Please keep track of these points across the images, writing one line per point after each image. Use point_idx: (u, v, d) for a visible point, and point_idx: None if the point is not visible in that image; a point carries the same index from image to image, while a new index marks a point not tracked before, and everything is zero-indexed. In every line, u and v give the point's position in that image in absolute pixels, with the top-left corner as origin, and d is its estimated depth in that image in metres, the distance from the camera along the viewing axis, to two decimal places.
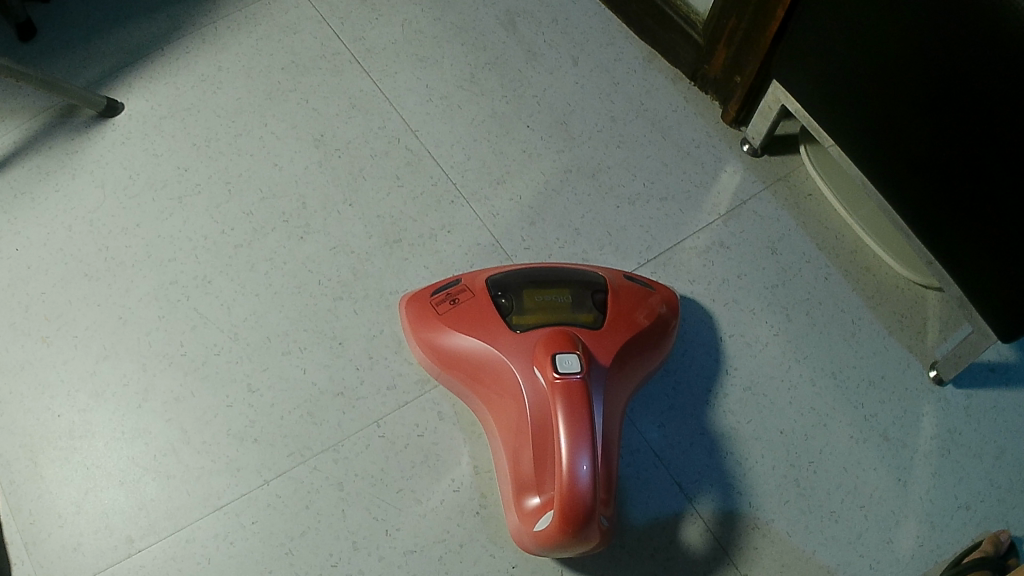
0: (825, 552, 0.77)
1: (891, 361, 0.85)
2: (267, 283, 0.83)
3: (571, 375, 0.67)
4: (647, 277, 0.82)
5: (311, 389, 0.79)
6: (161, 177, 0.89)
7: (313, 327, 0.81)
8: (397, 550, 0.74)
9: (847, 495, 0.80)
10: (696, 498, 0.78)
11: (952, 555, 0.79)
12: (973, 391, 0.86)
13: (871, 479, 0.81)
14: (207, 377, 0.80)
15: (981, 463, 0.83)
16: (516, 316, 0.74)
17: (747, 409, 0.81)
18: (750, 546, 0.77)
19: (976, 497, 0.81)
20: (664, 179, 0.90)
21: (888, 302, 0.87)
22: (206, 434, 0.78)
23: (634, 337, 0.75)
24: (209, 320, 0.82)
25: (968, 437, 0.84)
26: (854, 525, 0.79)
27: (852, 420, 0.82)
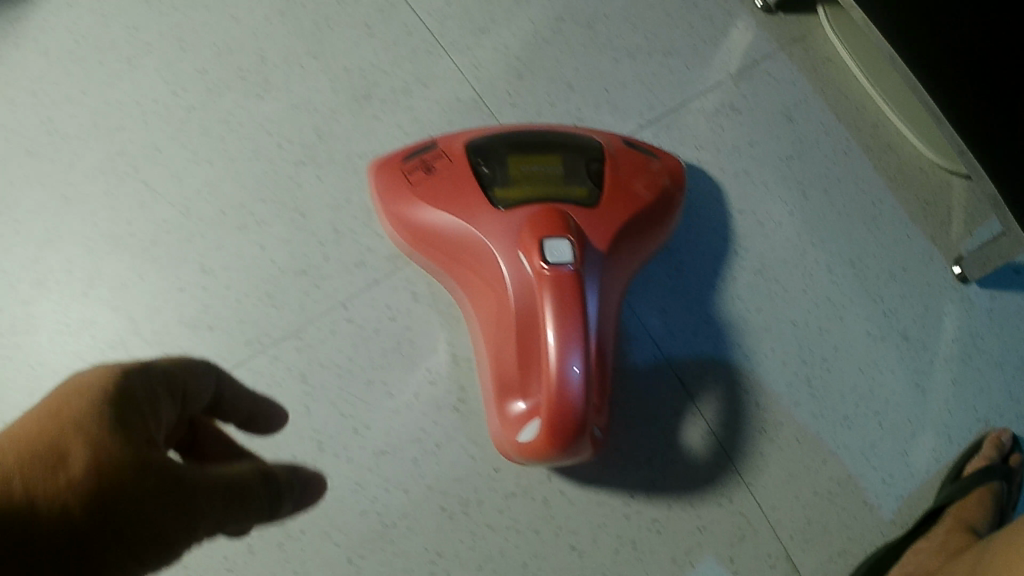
0: (838, 463, 0.73)
1: (915, 251, 0.78)
2: (223, 147, 0.75)
3: (560, 258, 0.59)
4: (645, 143, 0.73)
5: (270, 268, 0.71)
6: (109, 38, 0.79)
7: (274, 197, 0.73)
8: (367, 450, 0.68)
9: (862, 400, 0.74)
10: (698, 397, 0.71)
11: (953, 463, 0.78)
12: (997, 293, 0.83)
13: (889, 384, 0.75)
14: (157, 260, 0.72)
15: (1003, 372, 0.81)
16: (499, 190, 0.66)
17: (757, 296, 0.74)
18: (755, 453, 0.71)
19: (996, 411, 0.80)
20: (668, 34, 0.81)
21: (911, 185, 0.79)
22: (157, 321, 0.70)
23: (632, 216, 0.67)
24: (158, 194, 0.74)
25: (989, 343, 0.81)
26: (868, 436, 0.74)
27: (870, 316, 0.75)
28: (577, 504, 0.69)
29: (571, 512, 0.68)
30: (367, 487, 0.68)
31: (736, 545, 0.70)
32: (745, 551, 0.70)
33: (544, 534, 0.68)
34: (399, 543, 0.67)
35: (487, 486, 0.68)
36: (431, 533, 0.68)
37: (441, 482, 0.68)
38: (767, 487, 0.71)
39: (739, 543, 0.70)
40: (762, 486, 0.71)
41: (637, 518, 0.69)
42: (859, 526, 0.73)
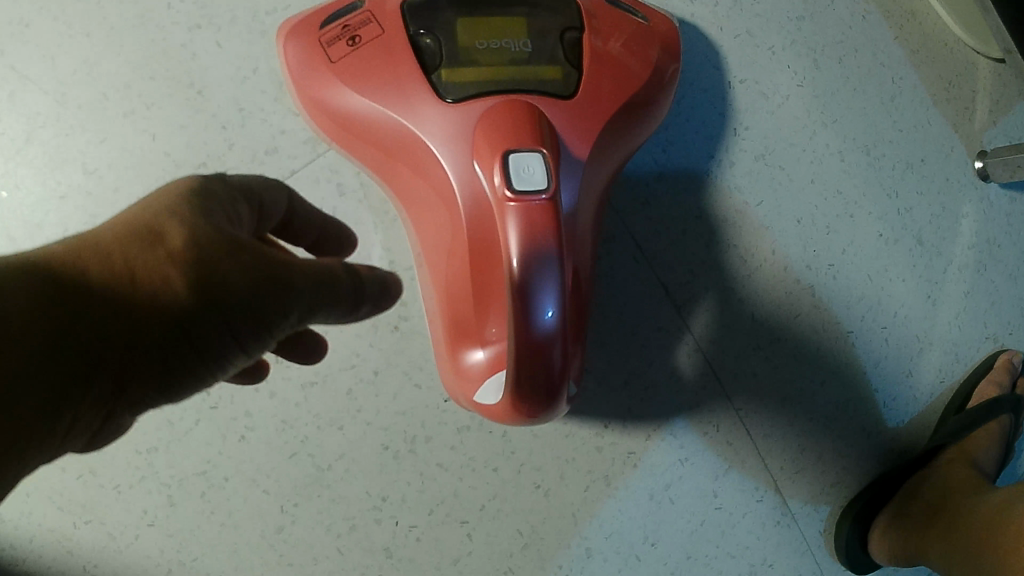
0: (836, 384, 0.64)
1: (934, 141, 0.71)
2: (102, 15, 0.60)
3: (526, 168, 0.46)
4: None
5: (165, 162, 0.58)
6: None
7: (164, 72, 0.59)
8: (293, 384, 0.61)
9: (869, 311, 0.66)
10: (686, 307, 0.61)
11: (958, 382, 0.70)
12: (1019, 196, 0.73)
13: (897, 294, 0.67)
14: (32, 161, 0.57)
15: (1017, 286, 0.73)
16: (449, 70, 0.54)
17: (757, 185, 0.63)
18: (749, 373, 0.62)
19: (1007, 330, 0.73)
20: None
21: (934, 59, 0.72)
22: (37, 241, 0.57)
23: (613, 106, 0.55)
24: (28, 79, 0.58)
25: (1006, 253, 0.73)
26: (872, 352, 0.66)
27: (884, 214, 0.67)
28: (540, 437, 0.60)
29: (534, 447, 0.60)
30: (295, 426, 0.61)
31: (719, 479, 0.62)
32: (727, 485, 0.62)
33: (504, 472, 0.60)
34: (336, 489, 0.61)
35: (437, 420, 0.61)
36: (372, 474, 0.61)
37: (383, 416, 0.61)
38: (758, 413, 0.62)
39: (722, 477, 0.62)
40: (754, 412, 0.62)
41: (611, 451, 0.60)
42: (853, 452, 0.65)
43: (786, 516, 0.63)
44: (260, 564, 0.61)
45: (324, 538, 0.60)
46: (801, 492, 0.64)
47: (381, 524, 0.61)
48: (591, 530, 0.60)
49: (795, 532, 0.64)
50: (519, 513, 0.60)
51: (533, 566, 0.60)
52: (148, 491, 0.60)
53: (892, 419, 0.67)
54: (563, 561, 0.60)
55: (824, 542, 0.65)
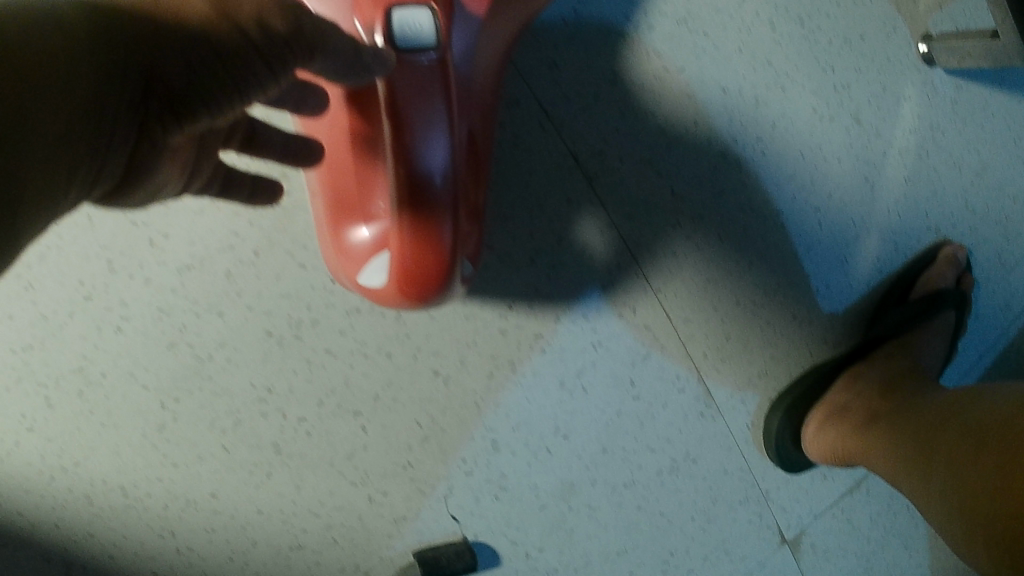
0: (763, 266, 0.60)
1: (877, 15, 0.64)
2: None
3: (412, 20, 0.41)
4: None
5: None
6: None
7: None
8: (167, 268, 0.53)
9: (799, 191, 0.62)
10: (598, 179, 0.56)
11: (892, 276, 0.67)
12: (966, 83, 0.67)
13: (832, 174, 0.63)
14: None
15: (960, 177, 0.68)
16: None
17: (680, 50, 0.57)
18: (667, 252, 0.58)
19: (949, 220, 0.69)
20: None
21: None
22: None
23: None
24: None
25: (949, 139, 0.68)
26: (807, 235, 0.62)
27: (818, 88, 0.62)
28: (438, 320, 0.54)
29: (431, 331, 0.55)
30: (173, 314, 0.54)
31: (637, 366, 0.57)
32: (647, 373, 0.58)
33: (398, 358, 0.55)
34: (216, 381, 0.56)
35: (325, 303, 0.55)
36: (256, 362, 0.55)
37: (266, 300, 0.54)
38: (678, 296, 0.58)
39: (641, 363, 0.57)
40: (674, 294, 0.58)
41: (516, 335, 0.56)
42: (782, 340, 0.62)
43: (711, 408, 0.59)
44: (143, 466, 0.56)
45: (209, 437, 0.56)
46: (726, 382, 0.60)
47: (268, 419, 0.56)
48: (497, 420, 0.56)
49: (722, 425, 0.60)
50: (418, 402, 0.56)
51: (435, 460, 0.56)
52: (24, 391, 0.53)
53: (830, 307, 0.63)
54: (466, 453, 0.56)
55: (753, 437, 0.61)
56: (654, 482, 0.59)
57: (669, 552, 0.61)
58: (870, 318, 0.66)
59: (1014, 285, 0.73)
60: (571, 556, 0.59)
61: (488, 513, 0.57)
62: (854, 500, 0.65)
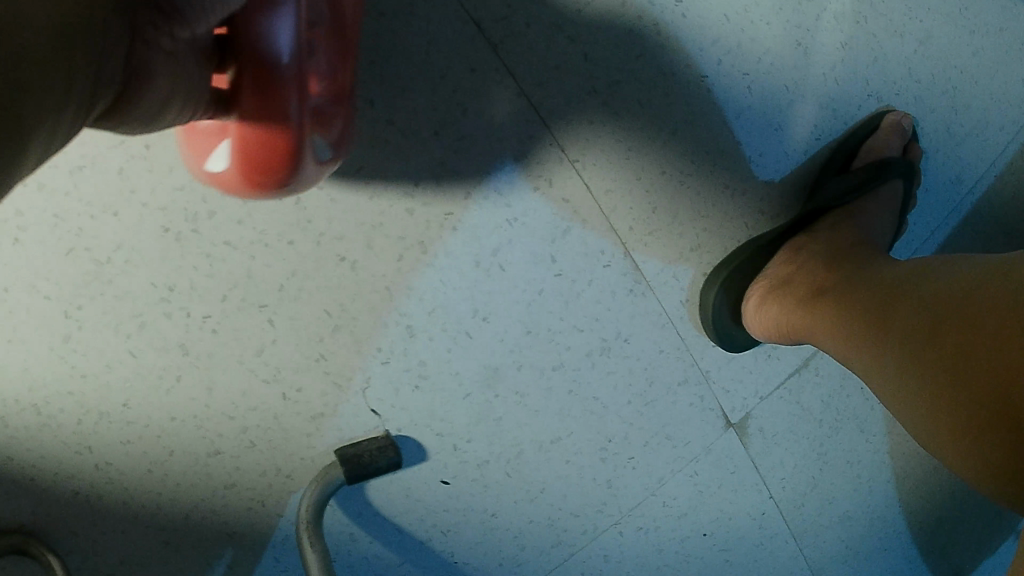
0: (689, 134, 0.57)
1: None
2: None
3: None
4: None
5: None
6: None
7: None
8: (56, 169, 0.48)
9: (725, 57, 0.57)
10: (503, 46, 0.51)
11: (834, 146, 0.64)
12: None
13: (761, 39, 0.58)
14: None
15: (902, 46, 0.64)
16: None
17: None
18: (582, 120, 0.54)
19: (892, 91, 0.65)
20: None
21: None
22: None
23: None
24: None
25: (889, 4, 0.62)
26: (733, 103, 0.58)
27: None
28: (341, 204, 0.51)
29: (333, 214, 0.51)
30: (67, 219, 0.49)
31: (557, 241, 0.55)
32: (567, 249, 0.56)
33: (301, 246, 0.52)
34: (118, 285, 0.51)
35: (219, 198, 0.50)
36: (155, 261, 0.51)
37: (162, 198, 0.50)
38: (599, 166, 0.55)
39: (561, 238, 0.55)
40: (593, 164, 0.55)
41: (425, 214, 0.53)
42: (713, 213, 0.59)
43: (641, 284, 0.58)
44: (52, 380, 0.53)
45: (113, 341, 0.53)
46: (653, 258, 0.58)
47: (172, 318, 0.53)
48: (411, 305, 0.55)
49: (654, 302, 0.59)
50: (325, 291, 0.53)
51: (350, 351, 0.55)
52: None
53: (765, 176, 0.60)
54: (381, 343, 0.55)
55: (687, 312, 0.60)
56: (582, 363, 0.59)
57: (607, 436, 0.62)
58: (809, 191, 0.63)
59: (966, 158, 0.70)
60: (502, 446, 0.60)
61: (411, 406, 0.57)
62: (801, 381, 0.65)
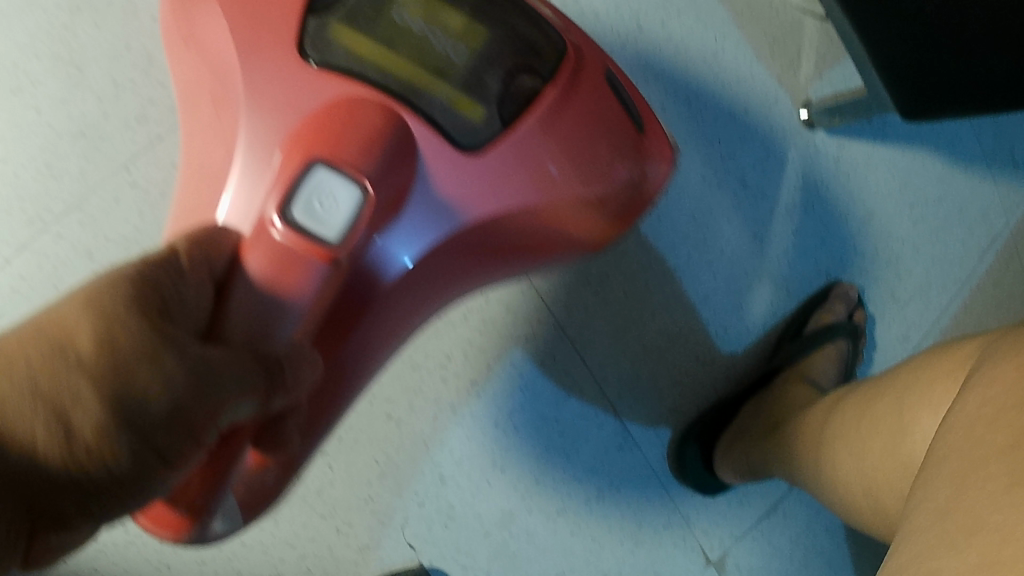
0: (668, 316, 0.71)
1: (757, 92, 0.77)
2: None
3: (332, 198, 0.40)
4: (633, 88, 0.58)
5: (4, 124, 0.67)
6: None
7: None
8: None
9: (695, 248, 0.73)
10: None
11: (791, 315, 0.77)
12: (845, 140, 0.80)
13: (724, 235, 0.74)
14: None
15: (847, 224, 0.79)
16: (336, 21, 0.51)
17: None
18: (578, 304, 0.69)
19: (840, 265, 0.79)
20: None
21: (756, 19, 0.78)
22: None
23: (586, 172, 0.52)
24: None
25: (837, 190, 0.79)
26: (703, 286, 0.73)
27: (707, 159, 0.75)
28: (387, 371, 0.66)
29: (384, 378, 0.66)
30: None
31: (559, 406, 0.68)
32: (568, 410, 0.69)
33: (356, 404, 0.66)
34: None
35: None
36: None
37: None
38: (593, 344, 0.69)
39: (562, 403, 0.69)
40: (588, 343, 0.69)
41: (456, 382, 0.67)
42: (690, 378, 0.72)
43: (627, 438, 0.70)
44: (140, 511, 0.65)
45: None
46: (640, 417, 0.71)
47: None
48: (441, 456, 0.67)
49: (638, 454, 0.71)
50: (375, 442, 0.66)
51: (393, 493, 0.67)
52: None
53: (731, 344, 0.74)
54: (417, 488, 0.67)
55: (668, 464, 0.72)
56: (582, 509, 0.70)
57: (603, 570, 0.71)
58: (774, 349, 0.76)
59: (909, 320, 0.82)
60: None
61: (439, 542, 0.67)
62: (772, 523, 0.75)
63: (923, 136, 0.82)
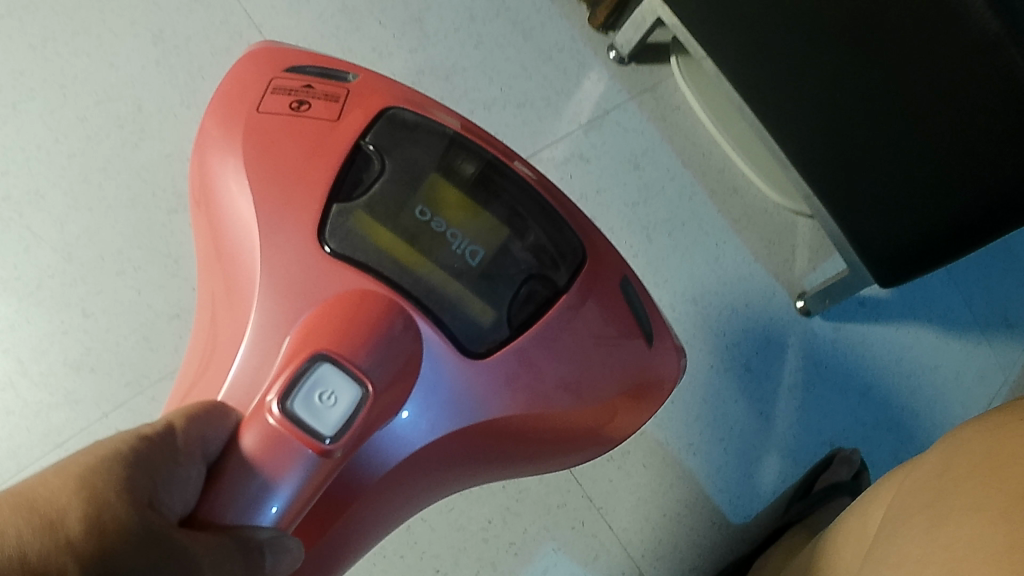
0: (683, 482, 0.91)
1: (758, 290, 1.04)
2: (103, 197, 1.02)
3: (329, 396, 0.49)
4: (648, 297, 0.67)
5: (148, 312, 0.99)
6: (64, 120, 1.03)
7: (150, 248, 1.01)
8: None
9: (707, 428, 0.94)
10: None
11: (803, 477, 0.97)
12: (841, 325, 1.03)
13: (732, 413, 0.96)
14: (42, 301, 0.97)
15: (848, 397, 1.01)
16: (359, 211, 0.60)
17: None
18: (603, 479, 0.88)
19: (840, 434, 0.99)
20: (525, 86, 1.13)
21: (752, 229, 1.12)
22: (42, 363, 0.95)
23: (571, 379, 0.62)
24: (43, 240, 0.99)
25: (834, 369, 1.01)
26: (715, 458, 0.93)
27: (713, 352, 0.97)
28: (436, 531, 0.82)
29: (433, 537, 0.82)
30: None
31: (588, 564, 0.85)
32: (596, 568, 0.86)
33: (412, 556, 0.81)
34: None
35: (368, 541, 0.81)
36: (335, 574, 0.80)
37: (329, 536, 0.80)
38: (617, 511, 0.87)
39: (591, 563, 0.85)
40: (613, 510, 0.87)
41: (495, 541, 0.83)
42: (710, 532, 0.91)
43: None
44: None
45: None
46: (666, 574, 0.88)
47: None
48: None
49: None
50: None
51: None
52: None
53: (751, 503, 0.94)
54: None
55: None
56: None
57: None
58: (791, 508, 0.94)
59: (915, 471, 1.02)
60: None
61: None
62: None
63: (913, 313, 1.06)
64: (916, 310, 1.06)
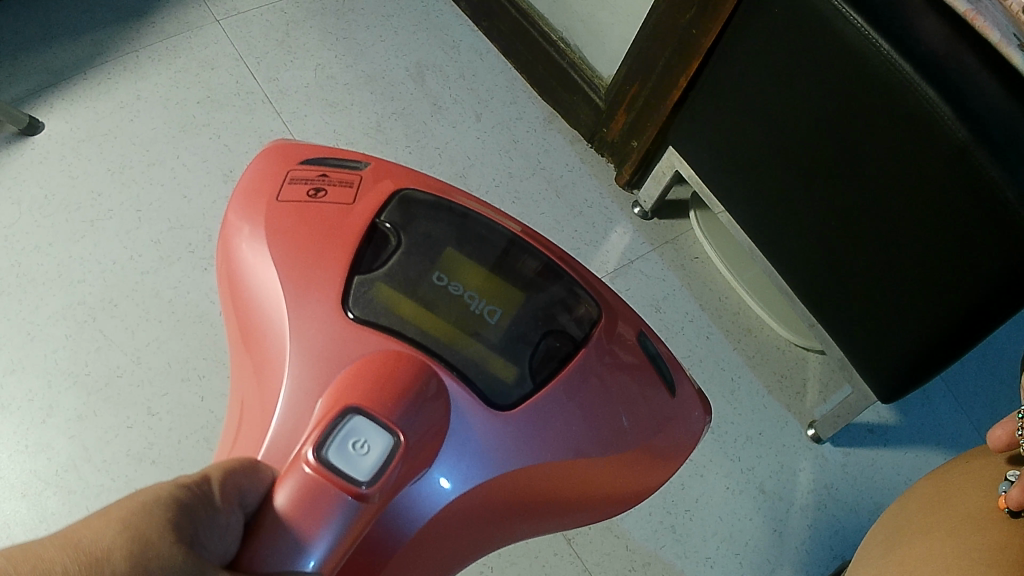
0: None
1: (772, 418, 1.15)
2: (172, 309, 1.15)
3: (363, 445, 0.45)
4: (667, 350, 0.63)
5: (210, 414, 1.09)
6: (142, 240, 1.20)
7: (214, 357, 1.13)
8: None
9: (721, 542, 1.05)
10: (574, 542, 1.02)
11: None
12: (851, 449, 1.14)
13: (746, 528, 1.06)
14: (109, 397, 1.08)
15: (857, 515, 1.10)
16: (381, 282, 0.56)
17: None
18: None
19: (851, 550, 1.07)
20: (557, 234, 1.27)
21: (767, 365, 1.20)
22: (105, 453, 1.05)
23: (611, 440, 0.57)
24: (113, 342, 1.12)
25: (842, 490, 1.11)
26: (729, 571, 1.04)
27: (729, 474, 1.09)
28: None
29: None
30: None
31: None
32: None
33: None
34: None
35: None
36: None
37: None
38: None
39: None
40: None
41: None
42: None
43: None
44: None
45: None
46: None
47: None
48: None
49: None
50: None
51: None
52: None
53: None
54: None
55: None
56: None
57: None
58: None
59: None
60: None
61: None
62: None
63: (923, 438, 1.17)
64: (924, 434, 1.17)
